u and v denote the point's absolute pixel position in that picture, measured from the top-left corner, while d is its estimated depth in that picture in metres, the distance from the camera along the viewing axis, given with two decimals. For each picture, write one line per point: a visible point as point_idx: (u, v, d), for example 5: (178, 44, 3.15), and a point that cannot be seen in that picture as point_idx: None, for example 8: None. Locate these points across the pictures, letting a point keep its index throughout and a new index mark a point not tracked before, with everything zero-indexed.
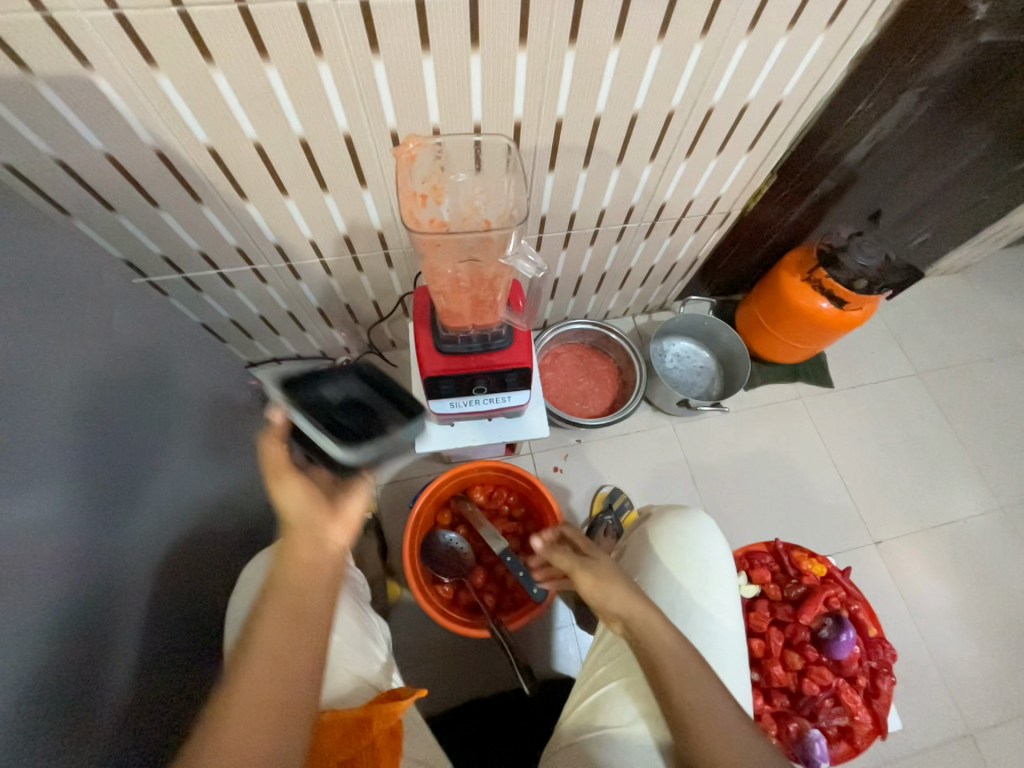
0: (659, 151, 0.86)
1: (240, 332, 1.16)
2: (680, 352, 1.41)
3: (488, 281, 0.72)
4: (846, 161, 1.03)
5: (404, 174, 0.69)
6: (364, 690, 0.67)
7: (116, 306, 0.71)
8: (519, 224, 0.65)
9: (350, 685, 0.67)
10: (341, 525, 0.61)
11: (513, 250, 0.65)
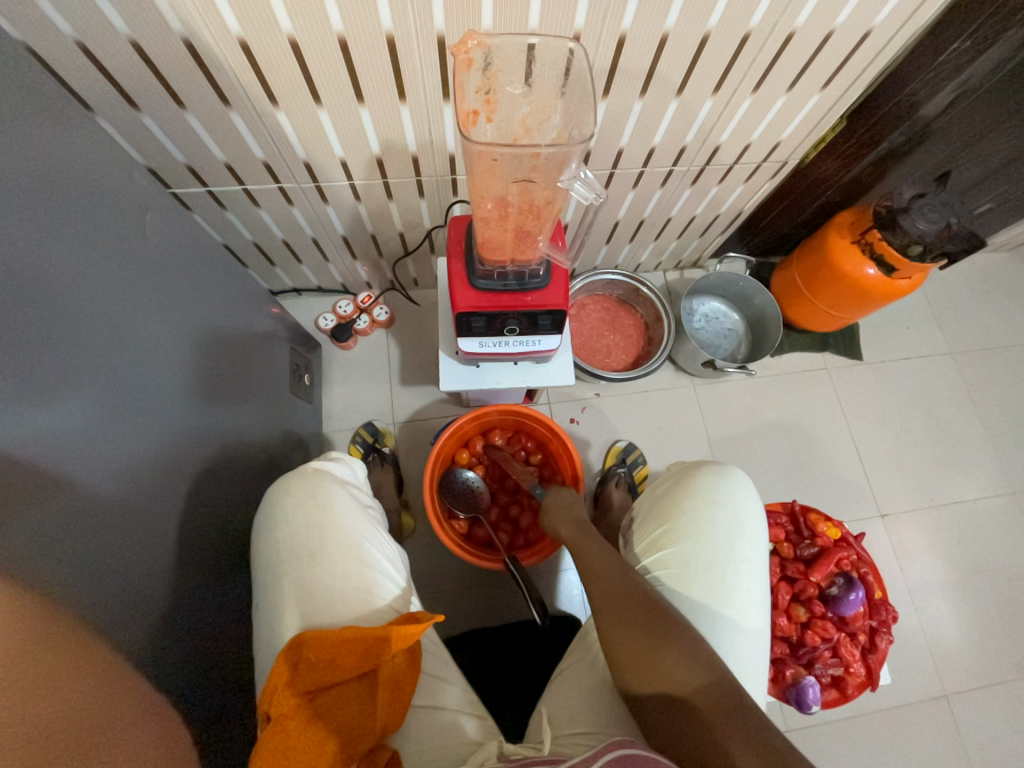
0: (723, 84, 0.79)
1: (263, 258, 1.13)
2: (709, 312, 1.36)
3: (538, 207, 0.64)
4: (922, 113, 0.95)
5: (459, 80, 0.60)
6: (383, 612, 0.67)
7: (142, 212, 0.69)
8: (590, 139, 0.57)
9: (365, 606, 0.66)
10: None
11: (569, 177, 0.60)
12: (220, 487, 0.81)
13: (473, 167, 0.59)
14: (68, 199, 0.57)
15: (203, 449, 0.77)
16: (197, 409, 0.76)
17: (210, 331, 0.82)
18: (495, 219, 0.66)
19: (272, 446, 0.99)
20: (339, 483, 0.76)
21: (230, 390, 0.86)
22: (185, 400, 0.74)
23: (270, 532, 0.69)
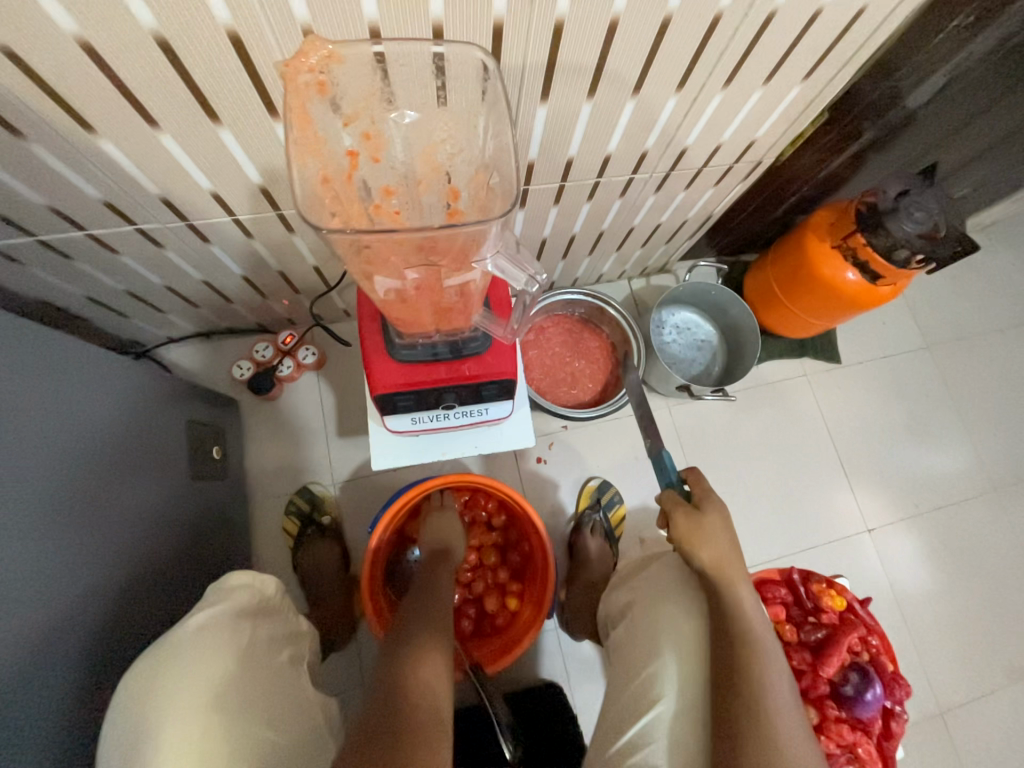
0: (690, 80, 0.64)
1: (147, 306, 0.92)
2: (680, 324, 1.24)
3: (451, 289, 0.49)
4: (907, 103, 0.83)
5: (306, 99, 0.44)
6: None
7: None
8: (510, 210, 0.43)
9: None
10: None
11: (487, 255, 0.46)
12: (104, 627, 0.63)
13: (351, 253, 0.44)
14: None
15: (68, 593, 0.58)
16: (54, 543, 0.57)
17: (71, 430, 0.63)
18: (398, 300, 0.50)
19: (182, 544, 0.81)
20: (232, 644, 0.60)
21: (108, 497, 0.67)
22: (30, 540, 0.55)
23: (121, 739, 0.51)
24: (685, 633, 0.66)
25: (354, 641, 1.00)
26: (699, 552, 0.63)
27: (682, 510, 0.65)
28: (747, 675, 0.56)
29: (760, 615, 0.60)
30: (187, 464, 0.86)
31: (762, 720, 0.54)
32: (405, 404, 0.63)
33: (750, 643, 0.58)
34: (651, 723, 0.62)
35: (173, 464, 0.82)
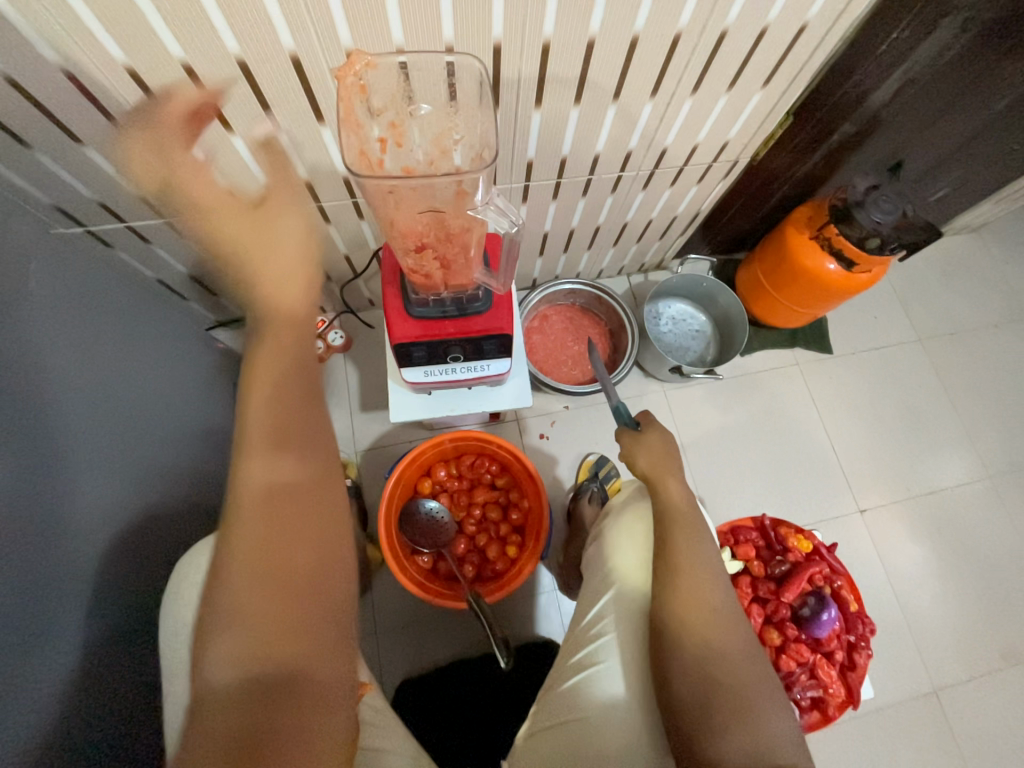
0: (661, 88, 0.76)
1: (204, 290, 1.08)
2: (675, 314, 1.34)
3: (456, 235, 0.61)
4: (871, 102, 0.93)
5: (350, 100, 0.58)
6: None
7: (30, 262, 0.64)
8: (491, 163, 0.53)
9: None
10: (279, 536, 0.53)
11: (479, 200, 0.57)
12: (155, 537, 0.76)
13: (379, 209, 0.59)
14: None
15: (131, 499, 0.72)
16: (120, 455, 0.71)
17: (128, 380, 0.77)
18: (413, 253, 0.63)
19: (210, 492, 0.93)
20: None
21: (152, 442, 0.79)
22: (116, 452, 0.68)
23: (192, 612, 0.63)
24: (637, 532, 0.66)
25: (369, 594, 1.09)
26: (640, 458, 0.65)
27: (627, 431, 0.68)
28: (681, 549, 0.59)
29: (690, 501, 0.62)
30: None
31: (692, 580, 0.57)
32: (418, 356, 0.74)
33: (685, 530, 0.60)
34: (606, 609, 0.63)
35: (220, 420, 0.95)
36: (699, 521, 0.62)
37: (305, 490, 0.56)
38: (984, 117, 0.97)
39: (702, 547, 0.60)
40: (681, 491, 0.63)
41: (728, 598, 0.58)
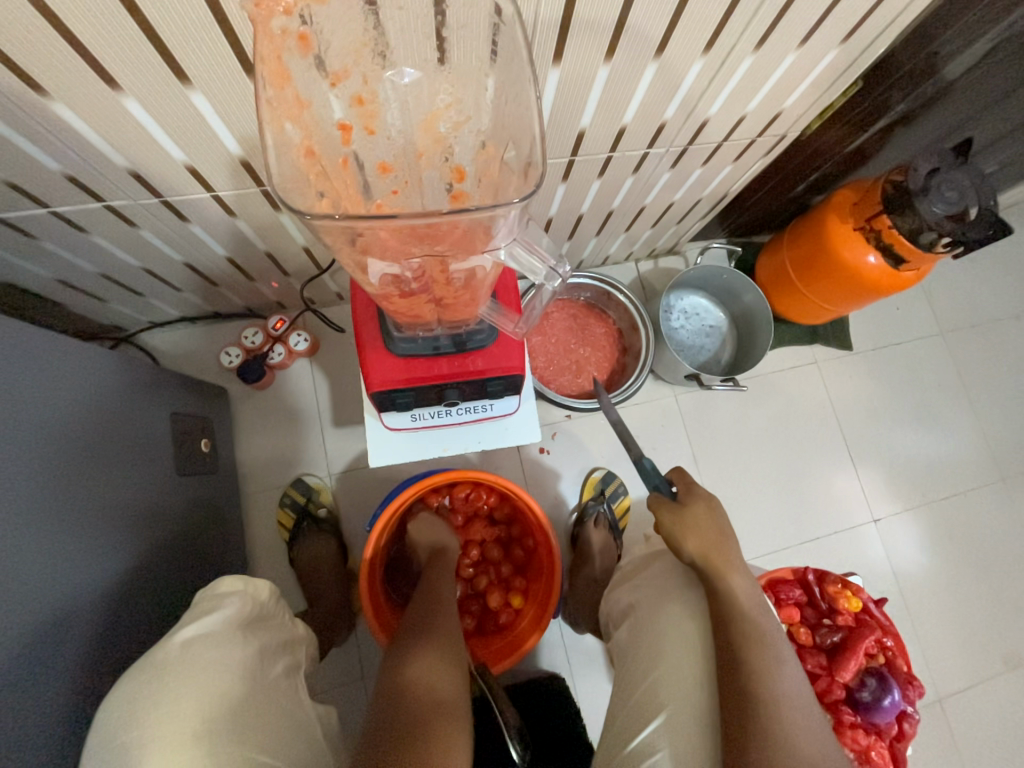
0: (718, 38, 0.57)
1: (123, 288, 0.85)
2: (688, 309, 1.19)
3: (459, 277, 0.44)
4: (943, 75, 0.77)
5: (278, 53, 0.39)
6: None
7: None
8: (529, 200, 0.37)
9: None
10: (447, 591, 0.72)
11: (501, 244, 0.42)
12: (83, 642, 0.58)
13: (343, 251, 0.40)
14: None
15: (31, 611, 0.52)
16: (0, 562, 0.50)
17: (37, 433, 0.57)
18: (398, 298, 0.47)
19: (163, 547, 0.75)
20: (221, 663, 0.54)
21: (82, 506, 0.61)
22: (3, 546, 0.50)
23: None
24: (686, 633, 0.60)
25: (354, 636, 0.98)
26: (688, 543, 0.58)
27: (666, 506, 0.60)
28: (755, 669, 0.51)
29: (753, 600, 0.56)
30: (175, 458, 0.82)
31: (775, 713, 0.49)
32: (404, 402, 0.58)
33: (753, 638, 0.53)
34: (658, 731, 0.56)
35: (159, 459, 0.77)
36: (771, 626, 0.54)
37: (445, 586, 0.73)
38: None
39: (782, 668, 0.52)
40: (742, 588, 0.56)
41: (815, 732, 0.50)
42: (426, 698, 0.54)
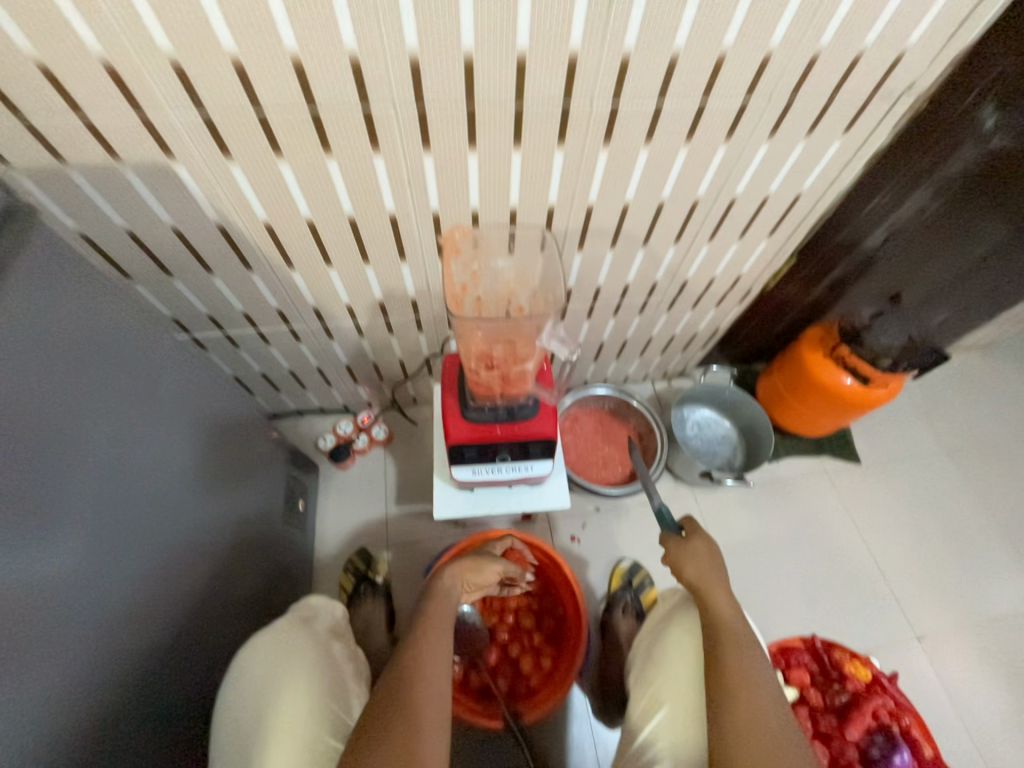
0: (683, 235, 0.91)
1: (269, 384, 1.18)
2: (700, 420, 1.38)
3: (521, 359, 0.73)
4: (862, 246, 1.05)
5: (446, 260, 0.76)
6: None
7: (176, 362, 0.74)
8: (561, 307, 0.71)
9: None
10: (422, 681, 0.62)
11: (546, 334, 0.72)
12: (202, 637, 0.74)
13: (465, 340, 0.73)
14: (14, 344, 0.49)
15: (128, 633, 0.60)
16: (119, 584, 0.59)
17: (200, 473, 0.77)
18: (482, 368, 0.74)
19: (242, 592, 0.86)
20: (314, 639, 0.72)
21: (226, 528, 0.83)
22: (182, 540, 0.71)
23: (240, 711, 0.63)
24: (684, 646, 0.71)
25: None
26: (685, 569, 0.71)
27: (672, 538, 0.75)
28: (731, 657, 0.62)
29: (733, 606, 0.67)
30: (281, 512, 1.04)
31: (742, 695, 0.59)
32: (469, 456, 0.81)
33: (729, 643, 0.63)
34: (658, 728, 0.67)
35: (272, 509, 1.00)
36: (745, 624, 0.66)
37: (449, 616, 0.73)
38: (975, 257, 1.01)
39: (755, 661, 0.62)
40: (725, 596, 0.68)
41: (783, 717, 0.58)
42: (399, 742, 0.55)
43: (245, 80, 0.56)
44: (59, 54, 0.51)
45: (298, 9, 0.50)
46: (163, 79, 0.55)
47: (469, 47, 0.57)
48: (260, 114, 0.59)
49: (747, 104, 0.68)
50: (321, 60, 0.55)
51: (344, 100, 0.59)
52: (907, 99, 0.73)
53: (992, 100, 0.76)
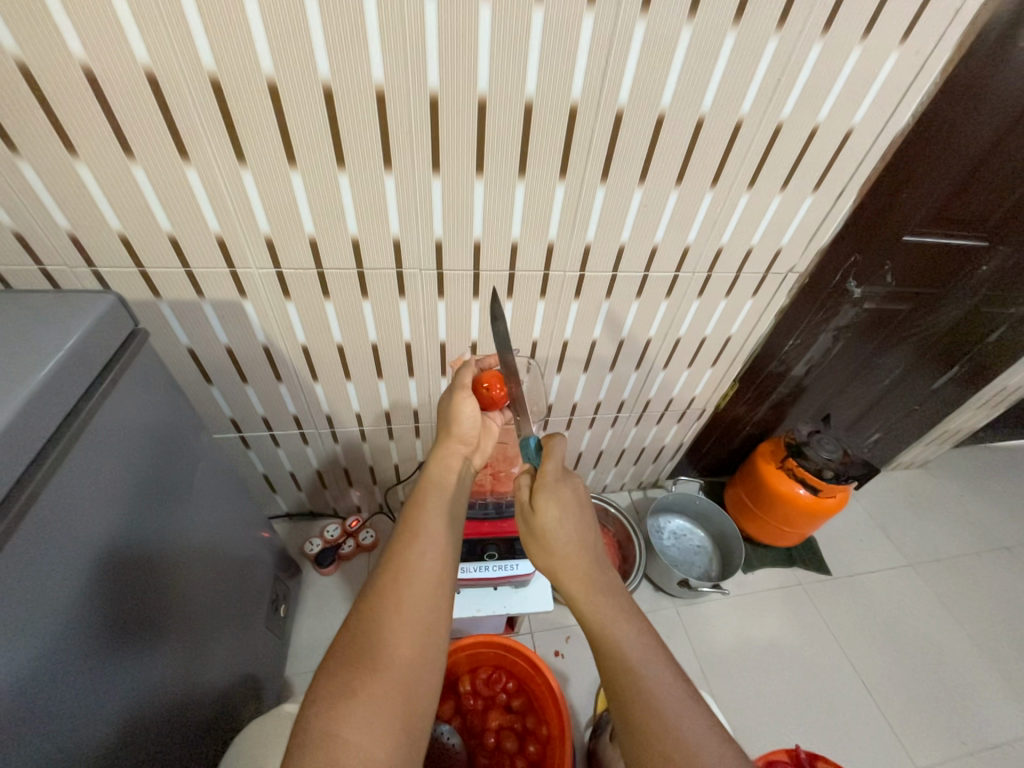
0: (643, 363, 1.11)
1: (267, 485, 1.25)
2: (676, 530, 1.47)
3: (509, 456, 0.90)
4: (792, 374, 1.25)
5: None
6: None
7: (199, 462, 0.83)
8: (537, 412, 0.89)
9: None
10: (414, 583, 0.59)
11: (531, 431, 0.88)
12: (167, 753, 0.70)
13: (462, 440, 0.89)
14: (75, 457, 0.56)
15: (86, 744, 0.55)
16: (89, 697, 0.56)
17: (197, 567, 0.80)
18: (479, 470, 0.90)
19: (205, 716, 0.80)
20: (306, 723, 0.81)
21: (211, 629, 0.83)
22: (172, 638, 0.72)
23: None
24: None
25: None
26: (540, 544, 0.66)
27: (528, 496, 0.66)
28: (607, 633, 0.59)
29: (600, 572, 0.63)
30: (264, 617, 1.04)
31: None
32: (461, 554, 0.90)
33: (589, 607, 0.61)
34: None
35: (255, 612, 1.00)
36: (613, 587, 0.63)
37: (437, 493, 0.71)
38: (884, 382, 1.32)
39: None
40: (597, 569, 0.63)
41: None
42: (374, 655, 0.52)
43: (314, 250, 0.77)
44: (189, 230, 0.72)
45: (363, 210, 0.73)
46: (256, 247, 0.76)
47: (478, 234, 0.80)
48: (318, 269, 0.80)
49: (677, 276, 0.94)
50: (372, 239, 0.77)
51: (383, 263, 0.81)
52: (793, 274, 1.01)
53: (852, 279, 1.02)
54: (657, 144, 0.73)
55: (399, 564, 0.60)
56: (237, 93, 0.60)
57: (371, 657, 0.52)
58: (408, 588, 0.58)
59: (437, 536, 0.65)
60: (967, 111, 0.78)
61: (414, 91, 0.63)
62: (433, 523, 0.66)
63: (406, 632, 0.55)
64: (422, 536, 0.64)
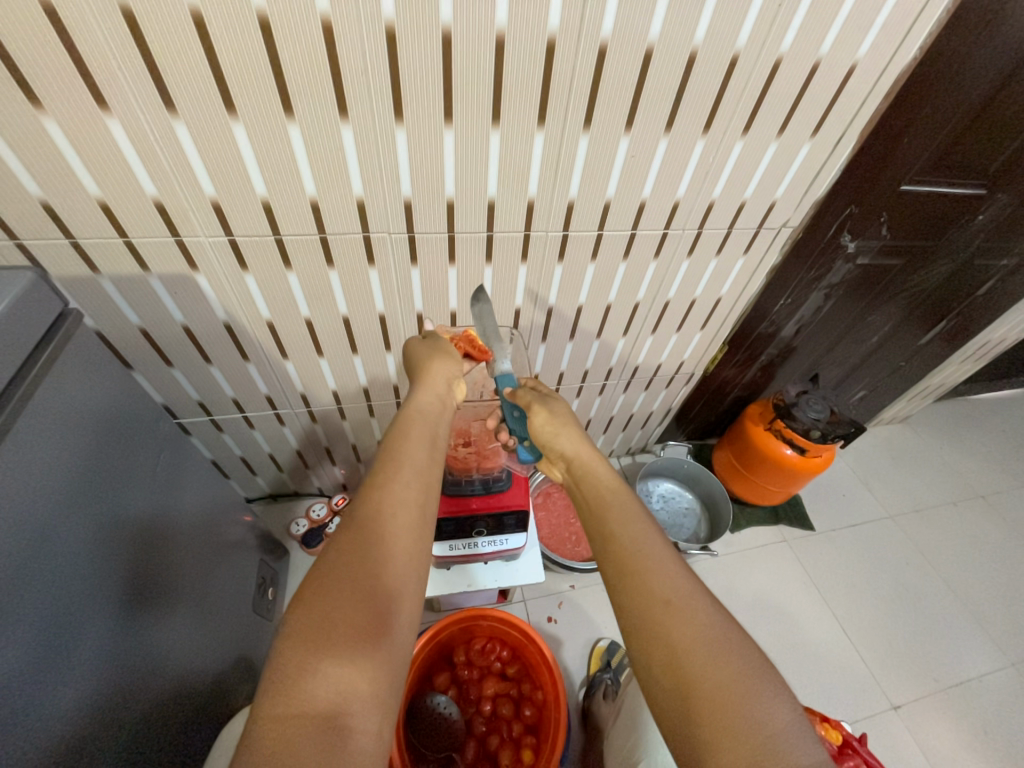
0: (631, 328, 1.07)
1: (246, 468, 1.20)
2: (665, 493, 1.48)
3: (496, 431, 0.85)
4: (782, 335, 1.22)
5: None
6: None
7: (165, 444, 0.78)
8: None
9: None
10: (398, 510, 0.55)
11: None
12: (154, 735, 0.68)
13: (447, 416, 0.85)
14: (4, 454, 0.49)
15: (62, 727, 0.53)
16: (65, 677, 0.53)
17: (175, 548, 0.77)
18: (461, 446, 0.85)
19: (192, 702, 0.78)
20: None
21: (194, 613, 0.80)
22: (153, 619, 0.69)
23: None
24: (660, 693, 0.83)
25: None
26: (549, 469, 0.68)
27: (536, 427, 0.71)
28: (614, 530, 0.56)
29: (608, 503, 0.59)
30: (251, 601, 1.02)
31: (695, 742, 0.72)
32: (448, 533, 0.86)
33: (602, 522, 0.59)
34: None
35: (241, 597, 0.98)
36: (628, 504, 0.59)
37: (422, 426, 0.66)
38: (872, 340, 1.31)
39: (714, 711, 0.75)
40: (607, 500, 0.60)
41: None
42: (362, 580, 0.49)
43: (269, 214, 0.70)
44: (122, 194, 0.64)
45: (320, 168, 0.66)
46: (201, 212, 0.68)
47: (451, 193, 0.73)
48: (276, 236, 0.72)
49: (667, 233, 0.88)
50: (333, 200, 0.70)
51: (348, 228, 0.74)
52: (786, 229, 0.96)
53: (846, 231, 0.97)
54: (644, 86, 0.66)
55: (384, 496, 0.56)
56: (157, 26, 0.51)
57: (357, 580, 0.49)
58: (393, 515, 0.54)
59: (421, 466, 0.61)
60: (976, 45, 0.72)
61: (367, 23, 0.55)
62: (417, 456, 0.62)
63: (394, 561, 0.52)
64: (405, 468, 0.60)
